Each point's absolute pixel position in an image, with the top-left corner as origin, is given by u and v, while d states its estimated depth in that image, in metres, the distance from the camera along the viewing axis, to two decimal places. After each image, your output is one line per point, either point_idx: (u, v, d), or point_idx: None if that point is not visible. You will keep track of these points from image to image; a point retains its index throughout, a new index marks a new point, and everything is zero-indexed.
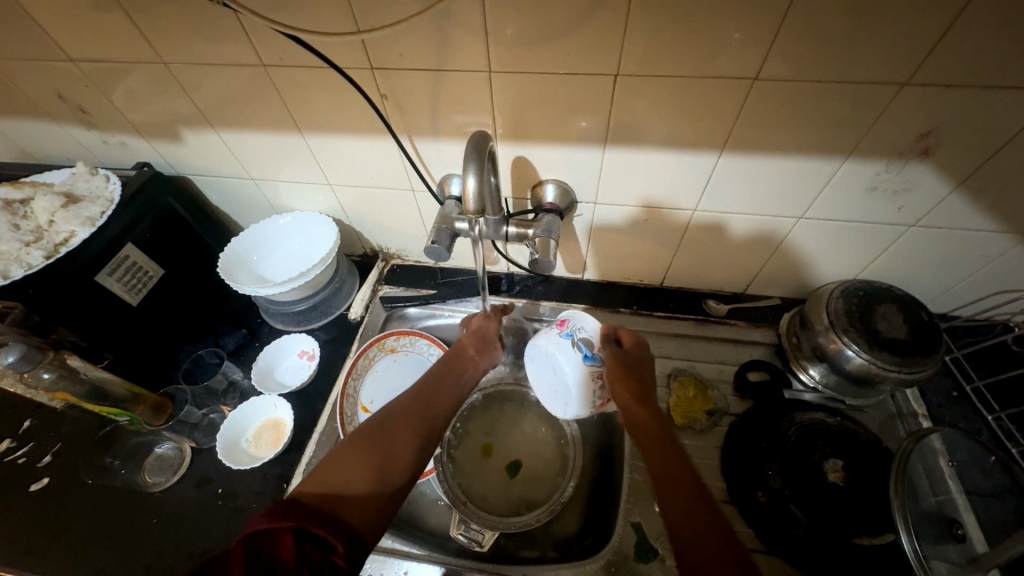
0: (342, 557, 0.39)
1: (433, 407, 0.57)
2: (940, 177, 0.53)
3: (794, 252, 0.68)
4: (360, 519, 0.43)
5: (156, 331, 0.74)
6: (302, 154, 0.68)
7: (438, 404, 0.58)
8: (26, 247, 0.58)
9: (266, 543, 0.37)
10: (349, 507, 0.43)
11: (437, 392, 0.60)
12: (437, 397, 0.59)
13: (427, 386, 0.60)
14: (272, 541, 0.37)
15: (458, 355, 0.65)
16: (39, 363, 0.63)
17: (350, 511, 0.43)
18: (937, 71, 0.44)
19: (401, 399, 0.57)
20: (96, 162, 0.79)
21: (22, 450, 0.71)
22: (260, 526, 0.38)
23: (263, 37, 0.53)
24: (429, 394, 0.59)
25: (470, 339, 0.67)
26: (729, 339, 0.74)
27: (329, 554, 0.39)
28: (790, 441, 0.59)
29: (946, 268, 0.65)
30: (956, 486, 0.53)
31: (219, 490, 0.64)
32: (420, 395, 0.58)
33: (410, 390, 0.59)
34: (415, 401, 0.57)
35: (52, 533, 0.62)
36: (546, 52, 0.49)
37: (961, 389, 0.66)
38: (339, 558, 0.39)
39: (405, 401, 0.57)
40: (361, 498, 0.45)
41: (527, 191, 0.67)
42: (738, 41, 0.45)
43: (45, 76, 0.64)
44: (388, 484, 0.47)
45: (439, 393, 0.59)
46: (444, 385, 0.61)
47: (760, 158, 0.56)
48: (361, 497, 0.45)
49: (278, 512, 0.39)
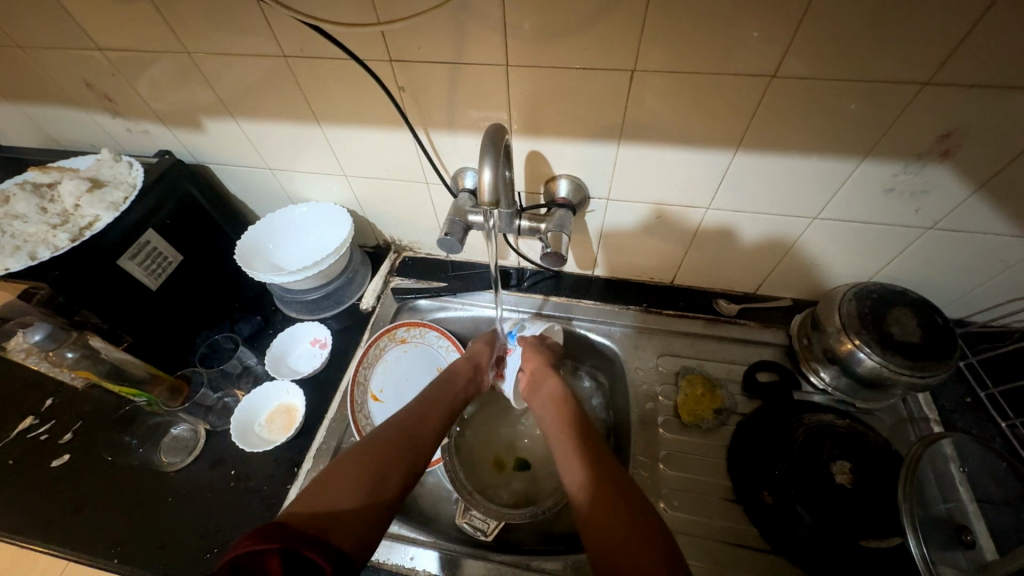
0: None
1: (424, 428, 0.59)
2: (959, 179, 0.52)
3: (808, 253, 0.68)
4: (348, 541, 0.45)
5: (174, 315, 0.75)
6: (319, 144, 0.69)
7: (428, 426, 0.60)
8: (53, 230, 0.60)
9: (253, 565, 0.38)
10: (339, 530, 0.45)
11: (428, 413, 0.61)
12: (427, 420, 0.61)
13: (415, 410, 0.61)
14: (258, 562, 0.38)
15: (451, 379, 0.67)
16: (63, 342, 0.65)
17: (340, 534, 0.44)
18: (961, 71, 0.43)
19: (390, 422, 0.59)
20: (120, 149, 0.81)
21: (44, 427, 0.74)
22: (246, 549, 0.38)
23: (285, 29, 0.54)
24: (420, 416, 0.60)
25: (462, 363, 0.70)
26: (739, 339, 0.74)
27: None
28: (798, 442, 0.58)
29: (962, 272, 0.64)
30: (968, 493, 0.52)
31: (232, 472, 0.66)
32: (410, 417, 0.60)
33: (402, 412, 0.61)
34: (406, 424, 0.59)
35: (72, 508, 0.64)
36: (564, 47, 0.49)
37: (974, 395, 0.66)
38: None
39: (395, 423, 0.58)
40: (352, 519, 0.46)
41: (541, 185, 0.67)
42: (757, 39, 0.45)
43: (73, 64, 0.65)
44: (376, 508, 0.48)
45: (429, 416, 0.61)
46: (435, 407, 0.63)
47: (775, 157, 0.55)
48: (350, 518, 0.46)
49: (262, 535, 0.40)
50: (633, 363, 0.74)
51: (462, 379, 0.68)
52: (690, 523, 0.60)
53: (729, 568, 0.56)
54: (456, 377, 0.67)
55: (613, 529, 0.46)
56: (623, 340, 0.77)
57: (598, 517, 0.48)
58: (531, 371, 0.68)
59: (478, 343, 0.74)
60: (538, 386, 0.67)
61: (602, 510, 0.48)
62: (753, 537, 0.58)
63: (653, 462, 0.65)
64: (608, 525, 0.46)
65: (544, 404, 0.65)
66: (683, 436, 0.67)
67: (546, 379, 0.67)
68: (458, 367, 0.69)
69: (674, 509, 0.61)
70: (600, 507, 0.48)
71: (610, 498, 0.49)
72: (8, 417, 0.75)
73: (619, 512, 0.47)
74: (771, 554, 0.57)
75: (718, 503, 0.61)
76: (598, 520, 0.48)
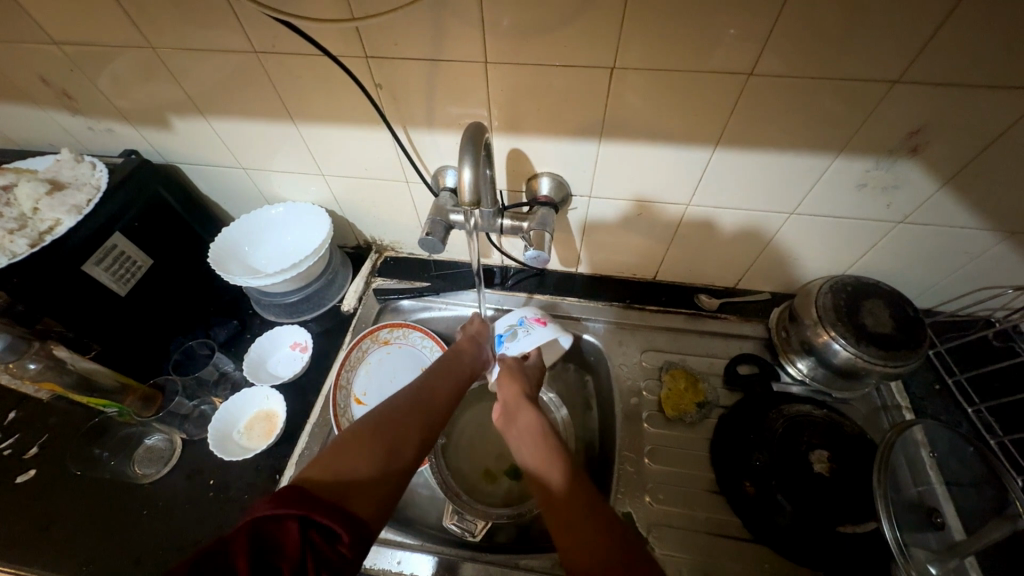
0: (347, 547, 0.40)
1: (439, 397, 0.58)
2: (927, 175, 0.54)
3: (785, 248, 0.69)
4: (365, 508, 0.44)
5: (146, 321, 0.73)
6: (294, 143, 0.67)
7: (441, 398, 0.58)
8: (10, 235, 0.57)
9: (272, 528, 0.38)
10: (359, 495, 0.44)
11: (440, 384, 0.60)
12: (439, 393, 0.59)
13: (427, 381, 0.59)
14: (276, 527, 0.38)
15: (459, 357, 0.65)
16: (24, 353, 0.64)
17: (359, 500, 0.44)
18: (928, 70, 0.45)
19: (403, 392, 0.57)
20: (82, 149, 0.78)
21: (7, 442, 0.70)
22: (267, 511, 0.39)
23: (255, 23, 0.52)
24: (432, 388, 0.59)
25: (467, 342, 0.68)
26: (719, 333, 0.75)
27: (335, 545, 0.40)
28: (777, 433, 0.60)
29: (931, 264, 0.66)
30: (936, 475, 0.55)
31: (211, 482, 0.64)
32: (423, 386, 0.58)
33: (412, 383, 0.59)
34: (418, 395, 0.57)
35: (40, 525, 0.61)
36: (542, 43, 0.49)
37: (943, 382, 0.68)
38: (344, 549, 0.40)
39: (408, 393, 0.57)
40: (369, 485, 0.45)
41: (523, 184, 0.67)
42: (732, 37, 0.45)
43: (27, 59, 0.62)
44: (393, 476, 0.47)
45: (440, 389, 0.59)
46: (447, 379, 0.61)
47: (753, 154, 0.56)
48: (370, 483, 0.45)
49: (283, 499, 0.40)
50: (618, 359, 0.75)
51: (469, 358, 0.66)
52: (675, 516, 0.61)
53: (713, 559, 0.57)
54: (463, 356, 0.66)
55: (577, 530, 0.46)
56: (606, 336, 0.77)
57: (563, 523, 0.47)
58: (505, 398, 0.61)
59: (473, 321, 0.73)
60: (511, 417, 0.59)
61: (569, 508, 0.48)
62: (735, 527, 0.60)
63: (639, 457, 0.66)
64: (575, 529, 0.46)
65: (517, 433, 0.57)
66: (667, 431, 0.67)
67: (520, 406, 0.59)
68: (465, 346, 0.68)
69: (659, 502, 0.62)
70: (567, 512, 0.48)
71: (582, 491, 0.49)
72: None
73: (580, 506, 0.48)
74: (753, 543, 0.58)
75: (702, 494, 0.62)
76: (565, 520, 0.47)
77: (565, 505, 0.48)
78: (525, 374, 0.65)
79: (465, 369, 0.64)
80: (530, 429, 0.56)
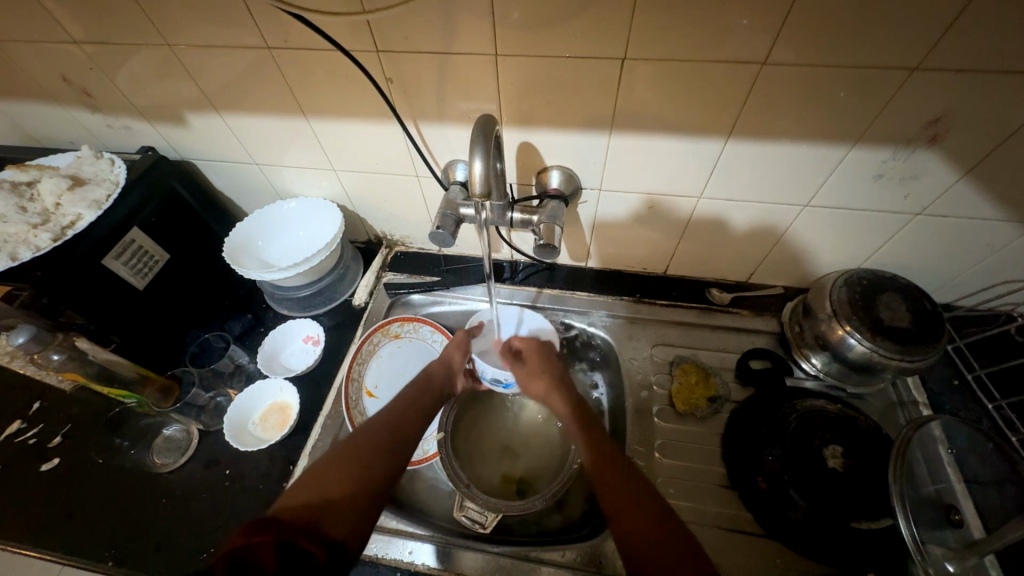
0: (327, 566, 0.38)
1: (409, 420, 0.58)
2: (947, 164, 0.53)
3: (798, 242, 0.68)
4: (342, 530, 0.44)
5: (162, 315, 0.74)
6: (307, 138, 0.68)
7: (411, 422, 0.58)
8: (34, 230, 0.59)
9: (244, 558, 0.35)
10: (334, 515, 0.44)
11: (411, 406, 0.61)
12: (407, 417, 0.59)
13: (399, 405, 0.60)
14: (247, 556, 0.35)
15: (430, 383, 0.65)
16: (48, 344, 0.63)
17: (334, 522, 0.43)
18: (949, 56, 0.43)
19: (375, 418, 0.57)
20: (102, 146, 0.80)
21: (32, 431, 0.72)
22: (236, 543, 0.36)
23: (268, 19, 0.52)
24: (402, 411, 0.59)
25: (438, 366, 0.67)
26: (731, 328, 0.74)
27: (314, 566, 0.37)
28: (791, 428, 0.59)
29: (950, 257, 0.64)
30: (954, 473, 0.54)
31: (227, 472, 0.65)
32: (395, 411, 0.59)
33: (385, 408, 0.59)
34: (390, 417, 0.58)
35: (64, 512, 0.63)
36: (553, 34, 0.49)
37: (962, 377, 0.67)
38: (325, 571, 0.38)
39: (382, 416, 0.57)
40: (342, 508, 0.45)
41: (533, 177, 0.67)
42: (746, 26, 0.45)
43: (48, 58, 0.63)
44: (365, 496, 0.47)
45: (410, 413, 0.59)
46: (418, 402, 0.62)
47: (765, 145, 0.55)
48: (342, 505, 0.45)
49: (253, 527, 0.37)
50: (627, 353, 0.74)
51: (437, 382, 0.66)
52: (687, 511, 0.60)
53: (726, 553, 0.57)
54: (432, 378, 0.66)
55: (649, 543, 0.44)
56: (617, 332, 0.77)
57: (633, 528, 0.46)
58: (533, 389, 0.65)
59: (457, 353, 0.70)
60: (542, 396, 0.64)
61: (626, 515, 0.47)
62: (748, 522, 0.59)
63: (649, 450, 0.65)
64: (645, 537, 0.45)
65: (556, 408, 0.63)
66: (678, 425, 0.67)
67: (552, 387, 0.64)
68: (433, 369, 0.67)
69: (669, 496, 0.62)
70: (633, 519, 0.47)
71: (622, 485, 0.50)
72: None
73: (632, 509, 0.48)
74: (765, 539, 0.57)
75: (714, 489, 0.62)
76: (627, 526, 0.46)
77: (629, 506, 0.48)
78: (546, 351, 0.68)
79: (433, 394, 0.64)
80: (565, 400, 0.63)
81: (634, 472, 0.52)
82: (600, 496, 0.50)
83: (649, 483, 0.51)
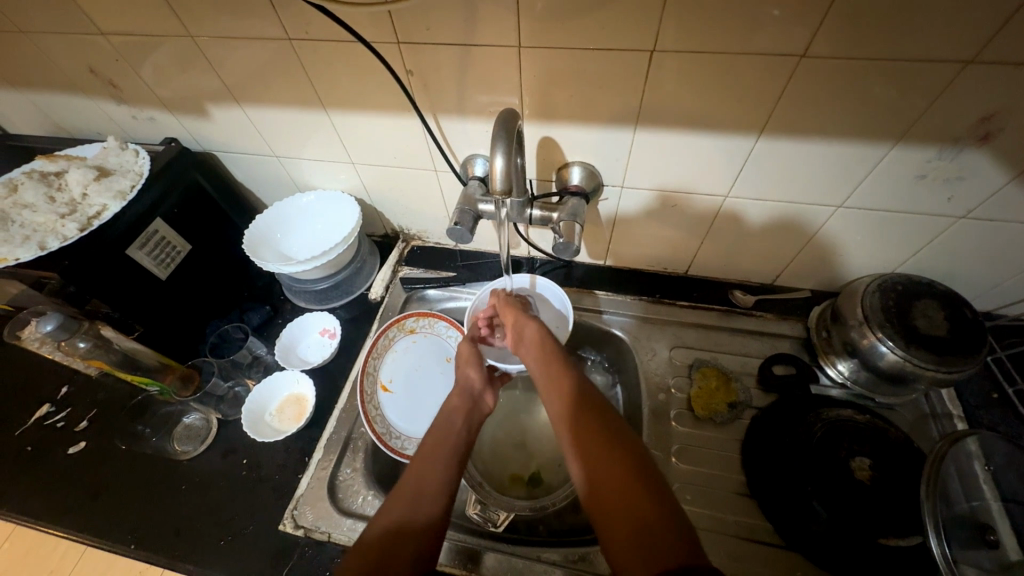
0: None
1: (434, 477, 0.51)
2: (997, 166, 0.49)
3: (831, 243, 0.65)
4: None
5: (183, 304, 0.76)
6: (326, 131, 0.68)
7: (435, 478, 0.51)
8: (62, 219, 0.60)
9: None
10: None
11: (432, 456, 0.53)
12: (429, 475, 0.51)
13: (418, 458, 0.53)
14: None
15: (449, 423, 0.59)
16: (75, 332, 0.64)
17: None
18: (1008, 49, 0.40)
19: (400, 483, 0.51)
20: (127, 137, 0.81)
21: (60, 415, 0.75)
22: None
23: (290, 10, 0.52)
24: (423, 467, 0.52)
25: (458, 396, 0.63)
26: (754, 331, 0.72)
27: None
28: (816, 437, 0.57)
29: (995, 263, 0.61)
30: (991, 491, 0.51)
31: (244, 461, 0.66)
32: (418, 465, 0.52)
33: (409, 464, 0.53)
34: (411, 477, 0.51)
35: (90, 494, 0.65)
36: (579, 25, 0.47)
37: (1001, 391, 0.64)
38: None
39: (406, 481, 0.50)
40: None
41: (553, 173, 0.65)
42: (779, 18, 0.42)
43: (76, 50, 0.64)
44: None
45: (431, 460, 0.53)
46: (441, 454, 0.54)
47: (799, 142, 0.53)
48: None
49: None
50: (646, 354, 0.73)
51: (460, 415, 0.60)
52: (705, 519, 0.59)
53: (745, 565, 0.55)
54: (454, 415, 0.60)
55: (630, 527, 0.40)
56: (635, 332, 0.75)
57: (614, 507, 0.42)
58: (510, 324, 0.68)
59: (471, 371, 0.66)
60: (520, 334, 0.65)
61: (608, 498, 0.42)
62: (767, 533, 0.57)
63: (666, 455, 0.64)
64: (627, 523, 0.40)
65: (527, 348, 0.63)
66: (697, 430, 0.66)
67: (526, 325, 0.65)
68: (452, 402, 0.62)
69: (686, 503, 0.60)
70: (615, 503, 0.42)
71: (603, 453, 0.46)
72: (27, 404, 0.77)
73: (614, 483, 0.43)
74: (785, 550, 0.56)
75: (732, 497, 0.60)
76: (611, 510, 0.42)
77: (614, 486, 0.43)
78: (521, 300, 0.71)
79: (457, 431, 0.58)
80: (539, 343, 0.62)
81: (629, 447, 0.46)
82: (597, 484, 0.44)
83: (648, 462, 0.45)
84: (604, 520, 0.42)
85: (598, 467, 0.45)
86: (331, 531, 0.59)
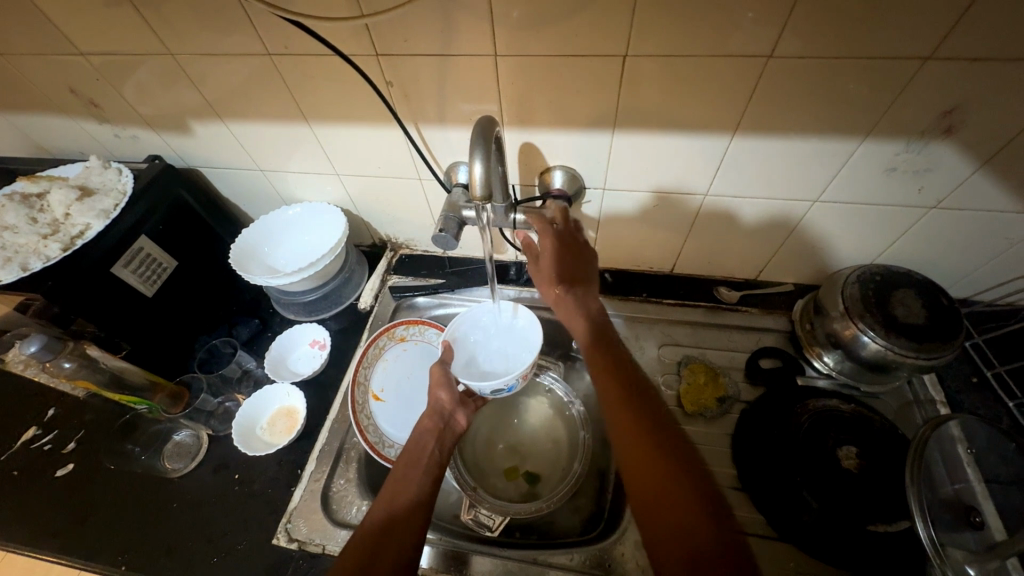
0: None
1: (406, 488, 0.53)
2: (962, 156, 0.51)
3: (810, 237, 0.67)
4: None
5: (170, 321, 0.75)
6: (310, 144, 0.68)
7: (411, 491, 0.53)
8: (44, 240, 0.60)
9: None
10: None
11: (409, 471, 0.55)
12: (401, 490, 0.53)
13: (398, 472, 0.55)
14: None
15: (421, 442, 0.59)
16: (59, 352, 0.65)
17: None
18: (964, 44, 0.42)
19: (381, 498, 0.52)
20: (109, 155, 0.81)
21: (47, 437, 0.74)
22: None
23: (268, 26, 0.52)
24: (400, 482, 0.54)
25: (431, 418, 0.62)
26: (741, 326, 0.73)
27: None
28: (802, 429, 0.58)
29: (969, 251, 0.62)
30: (975, 473, 0.52)
31: (236, 476, 0.66)
32: (398, 478, 0.54)
33: (390, 478, 0.55)
34: (389, 491, 0.53)
35: (78, 516, 0.64)
36: (552, 34, 0.48)
37: (981, 375, 0.65)
38: None
39: (384, 496, 0.52)
40: None
41: (536, 177, 0.66)
42: (751, 19, 0.44)
43: (57, 71, 0.64)
44: None
45: (410, 480, 0.54)
46: (416, 470, 0.55)
47: (773, 139, 0.54)
48: None
49: None
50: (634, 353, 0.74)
51: (432, 437, 0.60)
52: None
53: None
54: (426, 437, 0.60)
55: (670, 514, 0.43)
56: (626, 331, 0.76)
57: (653, 492, 0.44)
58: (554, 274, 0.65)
59: (442, 393, 0.64)
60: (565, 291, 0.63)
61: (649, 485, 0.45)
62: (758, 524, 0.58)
63: None
64: (672, 517, 0.43)
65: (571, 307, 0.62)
66: (687, 426, 0.66)
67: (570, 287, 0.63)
68: (424, 424, 0.61)
69: None
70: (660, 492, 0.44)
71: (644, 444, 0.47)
72: (15, 427, 0.76)
73: (657, 473, 0.45)
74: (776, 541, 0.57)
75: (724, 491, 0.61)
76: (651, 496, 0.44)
77: (663, 477, 0.45)
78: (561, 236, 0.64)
79: (430, 449, 0.58)
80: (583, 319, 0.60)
81: (664, 430, 0.49)
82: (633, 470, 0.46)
83: (681, 445, 0.47)
84: (646, 502, 0.45)
85: (642, 458, 0.46)
86: (325, 542, 0.58)
